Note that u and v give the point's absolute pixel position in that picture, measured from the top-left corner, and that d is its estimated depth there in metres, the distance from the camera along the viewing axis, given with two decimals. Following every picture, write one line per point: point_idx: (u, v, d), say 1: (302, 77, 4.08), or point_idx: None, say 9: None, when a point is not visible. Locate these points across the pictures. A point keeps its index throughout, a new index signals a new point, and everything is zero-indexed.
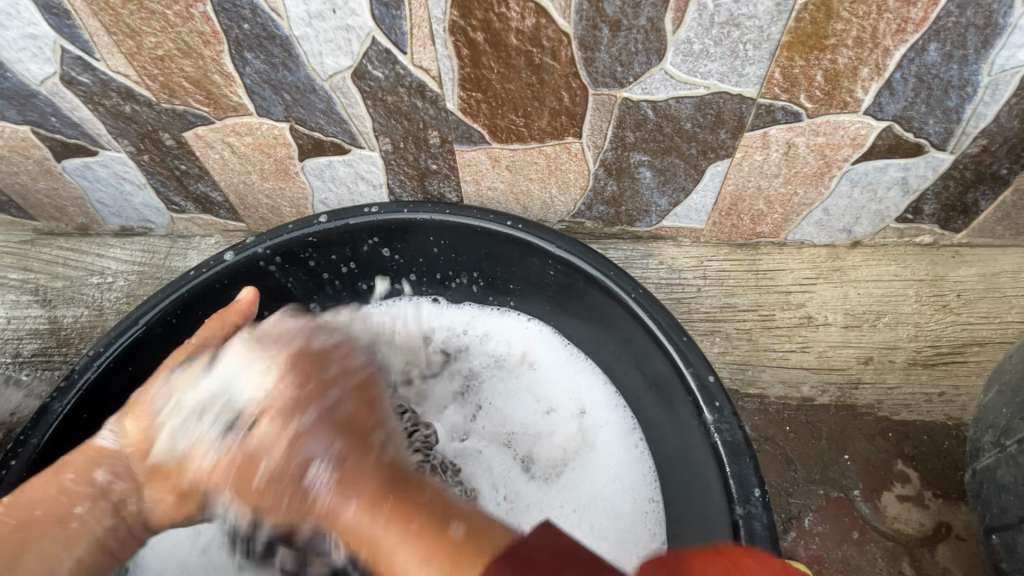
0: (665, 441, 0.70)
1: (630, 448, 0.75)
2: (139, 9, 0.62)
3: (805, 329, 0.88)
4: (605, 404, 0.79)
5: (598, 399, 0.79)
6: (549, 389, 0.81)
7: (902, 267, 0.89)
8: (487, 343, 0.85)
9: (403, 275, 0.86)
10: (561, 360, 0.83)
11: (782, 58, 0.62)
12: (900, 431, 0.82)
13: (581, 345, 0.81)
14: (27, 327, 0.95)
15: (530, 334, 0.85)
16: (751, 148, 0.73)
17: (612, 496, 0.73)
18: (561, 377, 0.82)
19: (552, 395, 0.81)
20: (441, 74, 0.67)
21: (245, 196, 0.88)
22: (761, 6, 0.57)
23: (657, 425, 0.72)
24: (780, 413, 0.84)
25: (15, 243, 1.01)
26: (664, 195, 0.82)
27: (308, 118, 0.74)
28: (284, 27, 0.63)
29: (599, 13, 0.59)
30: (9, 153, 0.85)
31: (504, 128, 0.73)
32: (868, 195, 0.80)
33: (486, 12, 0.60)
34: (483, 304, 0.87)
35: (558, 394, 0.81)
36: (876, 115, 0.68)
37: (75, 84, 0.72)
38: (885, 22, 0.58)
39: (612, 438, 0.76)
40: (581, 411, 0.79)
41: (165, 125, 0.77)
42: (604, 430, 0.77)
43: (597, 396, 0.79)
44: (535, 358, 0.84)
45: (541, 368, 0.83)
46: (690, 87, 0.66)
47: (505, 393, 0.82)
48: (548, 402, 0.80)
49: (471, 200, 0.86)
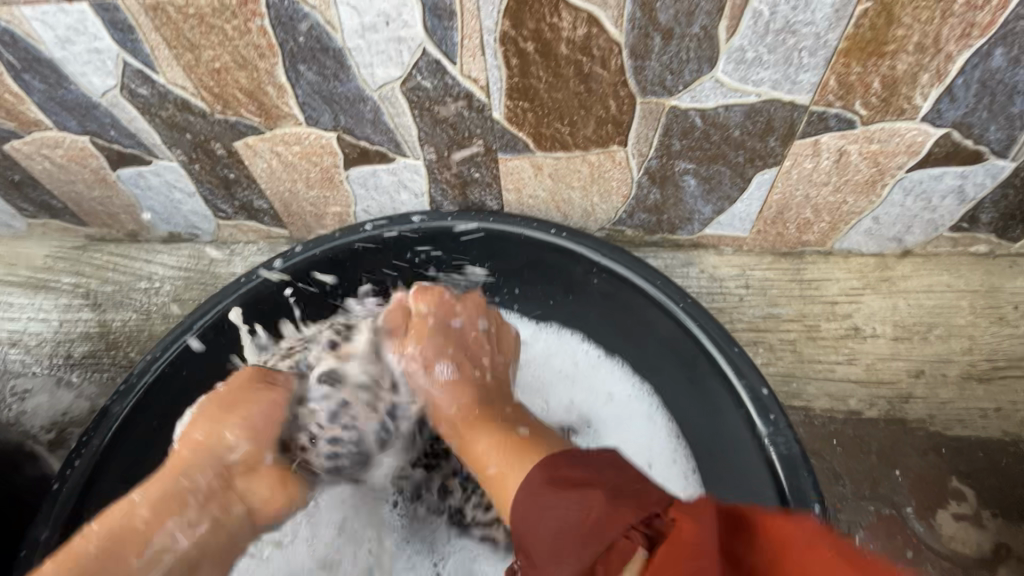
0: (717, 466, 0.69)
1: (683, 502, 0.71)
2: (200, 23, 0.64)
3: (852, 340, 0.86)
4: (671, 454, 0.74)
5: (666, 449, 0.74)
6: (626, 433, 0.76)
7: (955, 277, 0.86)
8: (558, 371, 0.82)
9: None
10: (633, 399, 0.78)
11: (839, 65, 0.61)
12: (954, 446, 0.80)
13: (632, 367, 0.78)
14: (79, 330, 0.99)
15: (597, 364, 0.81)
16: (801, 156, 0.72)
17: None
18: (635, 417, 0.77)
19: (626, 437, 0.76)
20: (489, 84, 0.67)
21: (289, 203, 0.90)
22: (820, 13, 0.56)
23: (717, 468, 0.69)
24: (826, 426, 0.82)
25: (69, 249, 1.05)
26: (709, 203, 0.81)
27: (355, 127, 0.75)
28: (337, 40, 0.64)
29: (651, 22, 0.59)
30: (67, 162, 0.88)
31: (549, 137, 0.73)
32: (921, 204, 0.77)
33: (538, 22, 0.60)
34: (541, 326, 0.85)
35: (630, 438, 0.76)
36: (934, 122, 0.66)
37: (134, 96, 0.75)
38: (949, 27, 0.56)
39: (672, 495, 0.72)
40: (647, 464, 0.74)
41: (217, 135, 0.79)
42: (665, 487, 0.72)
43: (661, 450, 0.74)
44: (609, 402, 0.79)
45: (617, 403, 0.78)
46: (742, 95, 0.65)
47: (574, 413, 0.79)
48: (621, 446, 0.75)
49: (511, 207, 0.86)
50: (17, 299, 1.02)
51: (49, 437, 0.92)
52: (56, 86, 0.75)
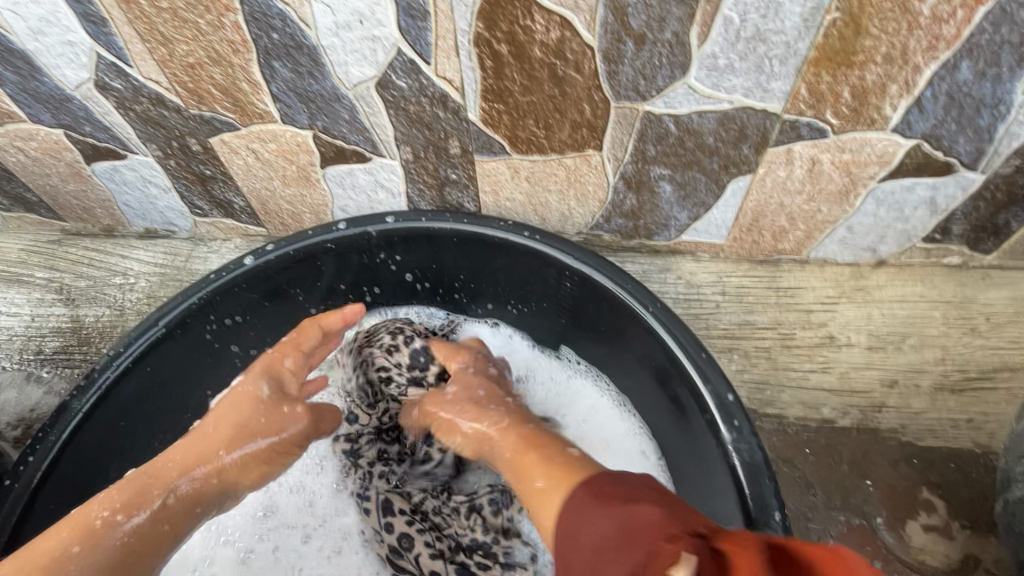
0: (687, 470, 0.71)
1: None
2: (173, 18, 0.64)
3: (827, 349, 0.86)
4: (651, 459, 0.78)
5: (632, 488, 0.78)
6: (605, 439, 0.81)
7: (929, 288, 0.86)
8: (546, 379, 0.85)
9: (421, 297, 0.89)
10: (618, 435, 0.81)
11: (809, 74, 0.61)
12: (925, 457, 0.80)
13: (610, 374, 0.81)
14: (51, 325, 0.97)
15: (593, 392, 0.83)
16: (774, 164, 0.72)
17: None
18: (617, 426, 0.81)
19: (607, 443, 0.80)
20: (464, 85, 0.67)
21: (266, 201, 0.90)
22: (789, 22, 0.57)
23: (690, 478, 0.71)
24: (799, 435, 0.82)
25: (44, 242, 1.04)
26: (684, 209, 0.82)
27: (331, 126, 0.75)
28: (311, 37, 0.64)
29: (624, 27, 0.59)
30: (42, 155, 0.87)
31: (524, 140, 0.74)
32: (894, 214, 0.78)
33: (511, 24, 0.60)
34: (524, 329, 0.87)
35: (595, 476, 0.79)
36: (904, 133, 0.66)
37: (108, 89, 0.74)
38: (916, 39, 0.57)
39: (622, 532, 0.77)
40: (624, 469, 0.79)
41: (192, 131, 0.78)
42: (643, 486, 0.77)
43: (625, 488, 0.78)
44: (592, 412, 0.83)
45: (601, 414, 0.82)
46: (714, 102, 0.66)
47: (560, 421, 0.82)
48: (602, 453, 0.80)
49: (489, 209, 0.86)
50: None
51: (14, 433, 0.91)
52: (30, 78, 0.74)
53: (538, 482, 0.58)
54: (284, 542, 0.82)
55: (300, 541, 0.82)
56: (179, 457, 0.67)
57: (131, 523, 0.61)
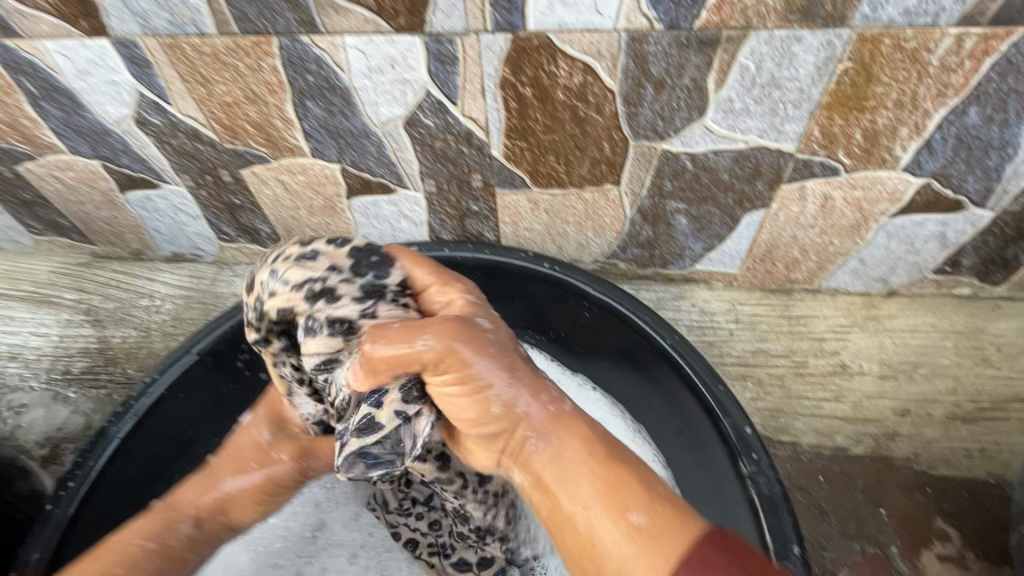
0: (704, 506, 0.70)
1: None
2: (214, 61, 0.67)
3: (839, 377, 0.87)
4: None
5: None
6: None
7: (940, 318, 0.88)
8: None
9: None
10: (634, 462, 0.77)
11: (822, 117, 0.64)
12: (939, 486, 0.81)
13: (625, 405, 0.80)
14: (78, 345, 1.00)
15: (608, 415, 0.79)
16: (788, 200, 0.75)
17: None
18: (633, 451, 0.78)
19: None
20: (488, 124, 0.70)
21: (292, 229, 0.93)
22: (803, 70, 0.59)
23: None
24: (813, 462, 0.83)
25: (73, 265, 1.07)
26: (699, 240, 0.84)
27: (359, 160, 0.78)
28: (345, 80, 0.67)
29: (644, 73, 0.62)
30: (78, 184, 0.91)
31: (545, 175, 0.76)
32: (905, 247, 0.80)
33: (536, 69, 0.63)
34: None
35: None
36: (914, 172, 0.69)
37: (147, 125, 0.78)
38: (925, 86, 0.59)
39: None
40: None
41: (224, 163, 0.82)
42: None
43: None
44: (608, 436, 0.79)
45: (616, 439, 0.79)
46: (730, 142, 0.68)
47: None
48: None
49: (508, 239, 0.89)
50: (19, 313, 1.03)
51: (42, 452, 0.92)
52: (73, 114, 0.77)
53: (629, 520, 0.45)
54: (331, 560, 0.80)
55: (346, 559, 0.80)
56: (192, 490, 0.67)
57: (167, 544, 0.62)
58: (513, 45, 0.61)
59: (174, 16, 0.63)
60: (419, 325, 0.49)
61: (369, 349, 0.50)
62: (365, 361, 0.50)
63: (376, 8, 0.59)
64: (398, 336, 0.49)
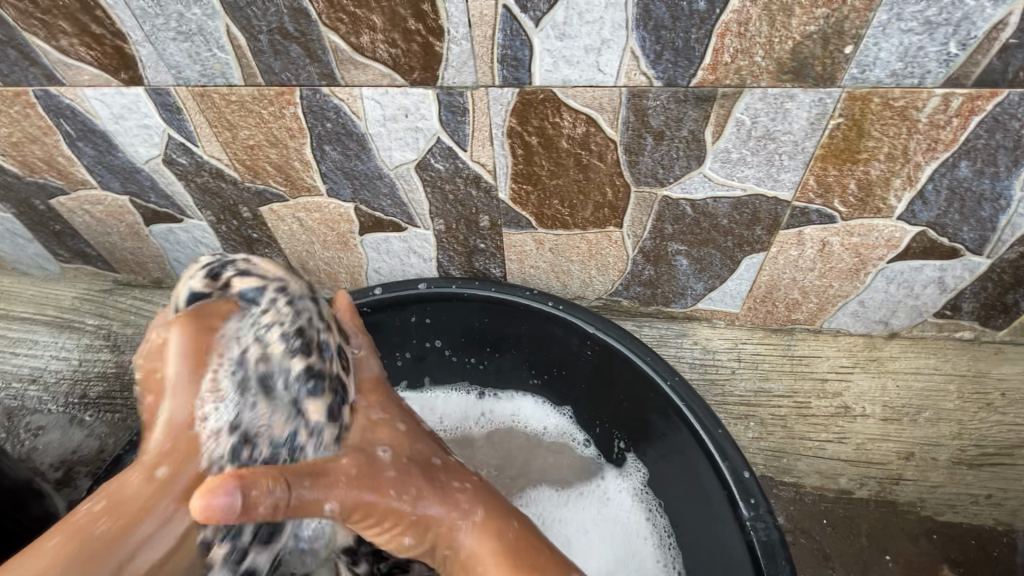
0: (704, 550, 0.70)
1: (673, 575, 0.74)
2: (240, 108, 0.72)
3: (842, 420, 0.87)
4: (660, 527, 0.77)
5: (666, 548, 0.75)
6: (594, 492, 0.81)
7: (943, 361, 0.87)
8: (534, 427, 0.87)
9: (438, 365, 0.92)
10: (633, 523, 0.78)
11: (817, 168, 0.66)
12: (945, 533, 0.81)
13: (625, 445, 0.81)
14: (96, 369, 1.03)
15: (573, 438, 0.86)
16: (787, 244, 0.77)
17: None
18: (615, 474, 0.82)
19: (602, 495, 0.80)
20: (496, 168, 0.73)
21: (306, 262, 0.96)
22: (797, 124, 0.62)
23: (701, 550, 0.71)
24: (816, 505, 0.84)
25: (96, 291, 1.11)
26: (700, 280, 0.86)
27: (372, 200, 0.82)
28: (361, 127, 0.71)
29: (644, 124, 0.65)
30: (106, 217, 0.95)
31: (550, 216, 0.79)
32: (904, 291, 0.81)
33: (541, 121, 0.67)
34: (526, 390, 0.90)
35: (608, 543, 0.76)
36: (909, 221, 0.70)
37: (174, 164, 0.82)
38: (916, 141, 0.62)
39: None
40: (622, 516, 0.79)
41: (245, 201, 0.86)
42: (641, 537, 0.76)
43: (642, 555, 0.75)
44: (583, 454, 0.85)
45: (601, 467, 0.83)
46: (728, 189, 0.71)
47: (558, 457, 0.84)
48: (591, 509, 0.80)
49: (514, 276, 0.91)
50: (41, 337, 1.07)
51: (57, 475, 0.94)
52: (106, 153, 0.82)
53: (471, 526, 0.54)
54: None
55: None
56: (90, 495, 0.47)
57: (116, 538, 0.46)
58: (520, 99, 0.65)
59: (205, 68, 0.68)
60: (326, 463, 0.50)
61: (247, 499, 0.43)
62: (240, 516, 0.43)
63: (392, 64, 0.64)
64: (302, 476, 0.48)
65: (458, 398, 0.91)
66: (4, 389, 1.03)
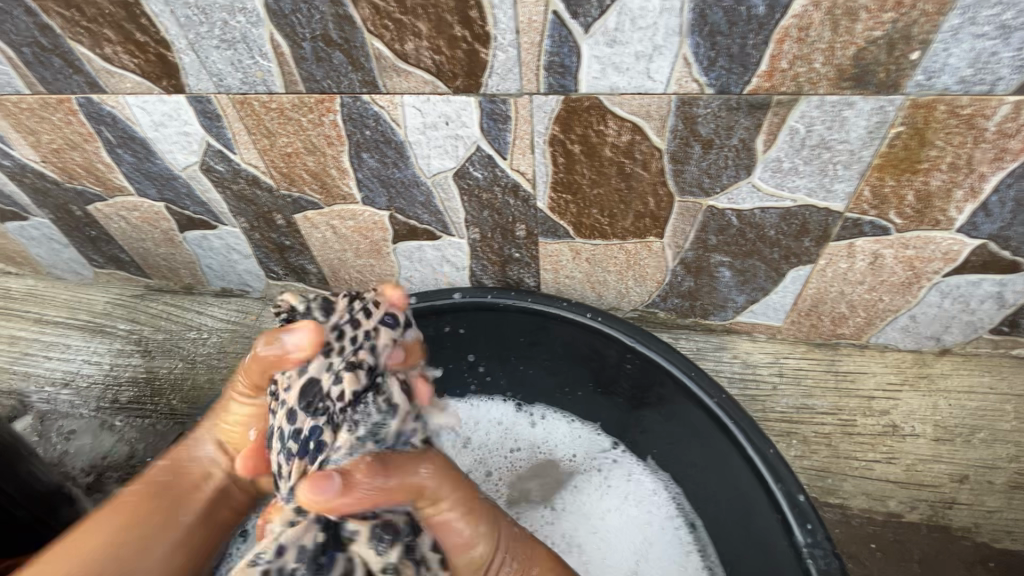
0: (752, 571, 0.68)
1: None
2: (279, 116, 0.71)
3: (890, 439, 0.84)
4: (683, 541, 0.77)
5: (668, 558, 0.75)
6: (614, 499, 0.81)
7: (997, 379, 0.84)
8: (559, 438, 0.87)
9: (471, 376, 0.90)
10: (652, 529, 0.78)
11: (873, 178, 0.63)
12: (1003, 561, 0.75)
13: (665, 462, 0.80)
14: (128, 374, 1.03)
15: (589, 445, 0.86)
16: (836, 256, 0.74)
17: None
18: (637, 482, 0.82)
19: (619, 503, 0.80)
20: (536, 177, 0.72)
21: (337, 269, 0.95)
22: (854, 133, 0.60)
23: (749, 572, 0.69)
24: (863, 528, 0.79)
25: (128, 297, 1.12)
26: (741, 292, 0.83)
27: (408, 208, 0.81)
28: (400, 135, 0.71)
29: (692, 133, 0.63)
30: (141, 223, 0.96)
31: (589, 226, 0.77)
32: (959, 306, 0.77)
33: (586, 129, 0.65)
34: (558, 401, 0.89)
35: (618, 536, 0.78)
36: (970, 233, 0.67)
37: (211, 172, 0.82)
38: (982, 151, 0.59)
39: None
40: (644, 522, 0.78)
41: (279, 208, 0.86)
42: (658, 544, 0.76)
43: (659, 562, 0.75)
44: (603, 465, 0.84)
45: (624, 476, 0.83)
46: (777, 200, 0.68)
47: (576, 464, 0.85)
48: (608, 516, 0.79)
49: (548, 286, 0.89)
50: (74, 341, 1.08)
51: (87, 480, 0.93)
52: (144, 160, 0.83)
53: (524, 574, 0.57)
54: None
55: None
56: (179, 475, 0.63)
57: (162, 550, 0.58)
58: (565, 106, 0.63)
59: (247, 76, 0.68)
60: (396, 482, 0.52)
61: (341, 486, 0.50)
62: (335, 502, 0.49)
63: (435, 71, 0.63)
64: (400, 463, 0.54)
65: (491, 411, 0.90)
66: (37, 392, 1.04)
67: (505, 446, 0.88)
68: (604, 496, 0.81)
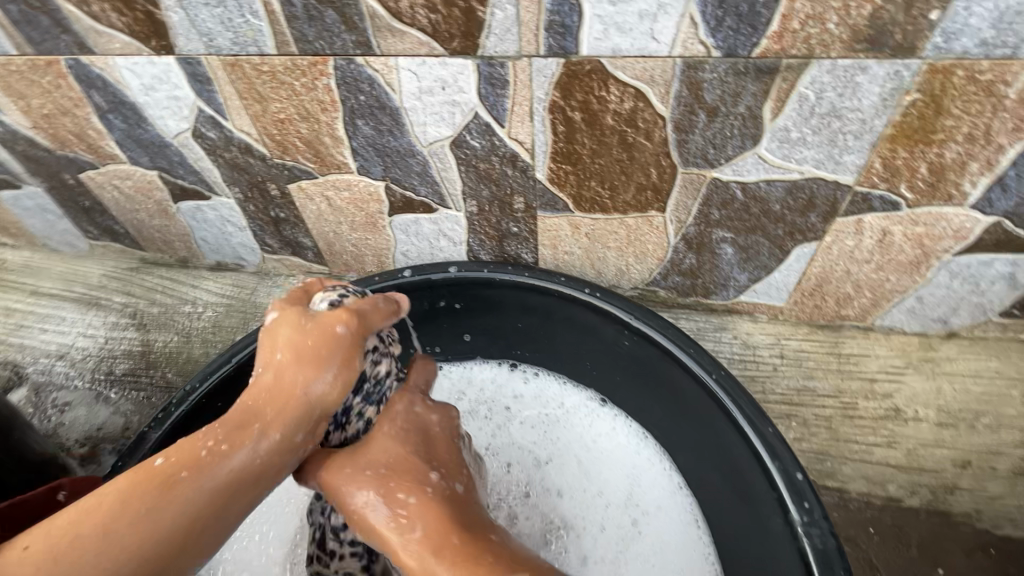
0: (744, 545, 0.68)
1: (687, 525, 0.75)
2: (271, 79, 0.69)
3: (892, 423, 0.82)
4: (672, 483, 0.78)
5: (664, 517, 0.75)
6: (603, 433, 0.83)
7: (1004, 364, 0.82)
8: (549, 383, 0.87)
9: (466, 351, 0.90)
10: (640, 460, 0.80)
11: (885, 149, 0.61)
12: (1004, 547, 0.73)
13: (658, 433, 0.79)
14: (122, 347, 1.02)
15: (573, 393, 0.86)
16: (843, 233, 0.72)
17: (660, 521, 0.75)
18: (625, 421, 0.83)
19: (608, 438, 0.82)
20: (535, 146, 0.70)
21: (332, 243, 0.94)
22: (867, 100, 0.57)
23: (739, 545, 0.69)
24: (861, 512, 0.77)
25: (123, 270, 1.11)
26: (744, 270, 0.81)
27: (403, 179, 0.79)
28: (396, 100, 0.68)
29: (697, 99, 0.61)
30: (134, 193, 0.94)
31: (588, 198, 0.75)
32: (969, 287, 0.75)
33: (587, 94, 0.63)
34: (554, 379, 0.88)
35: (610, 466, 0.80)
36: (984, 210, 0.65)
37: (203, 138, 0.80)
38: (1000, 120, 0.57)
39: (658, 521, 0.75)
40: (633, 457, 0.81)
41: (273, 177, 0.84)
42: (648, 471, 0.79)
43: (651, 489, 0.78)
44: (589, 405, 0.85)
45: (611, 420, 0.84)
46: (784, 172, 0.66)
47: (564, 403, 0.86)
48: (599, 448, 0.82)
49: (547, 262, 0.87)
50: (69, 314, 1.07)
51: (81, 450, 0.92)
52: (135, 126, 0.81)
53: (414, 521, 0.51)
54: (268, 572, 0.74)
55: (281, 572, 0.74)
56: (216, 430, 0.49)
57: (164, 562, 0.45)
58: (565, 70, 0.61)
59: (238, 36, 0.65)
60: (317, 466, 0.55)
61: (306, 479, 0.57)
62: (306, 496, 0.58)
63: (432, 31, 0.60)
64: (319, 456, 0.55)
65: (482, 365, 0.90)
66: (31, 364, 1.03)
67: (503, 403, 0.86)
68: (593, 430, 0.83)
